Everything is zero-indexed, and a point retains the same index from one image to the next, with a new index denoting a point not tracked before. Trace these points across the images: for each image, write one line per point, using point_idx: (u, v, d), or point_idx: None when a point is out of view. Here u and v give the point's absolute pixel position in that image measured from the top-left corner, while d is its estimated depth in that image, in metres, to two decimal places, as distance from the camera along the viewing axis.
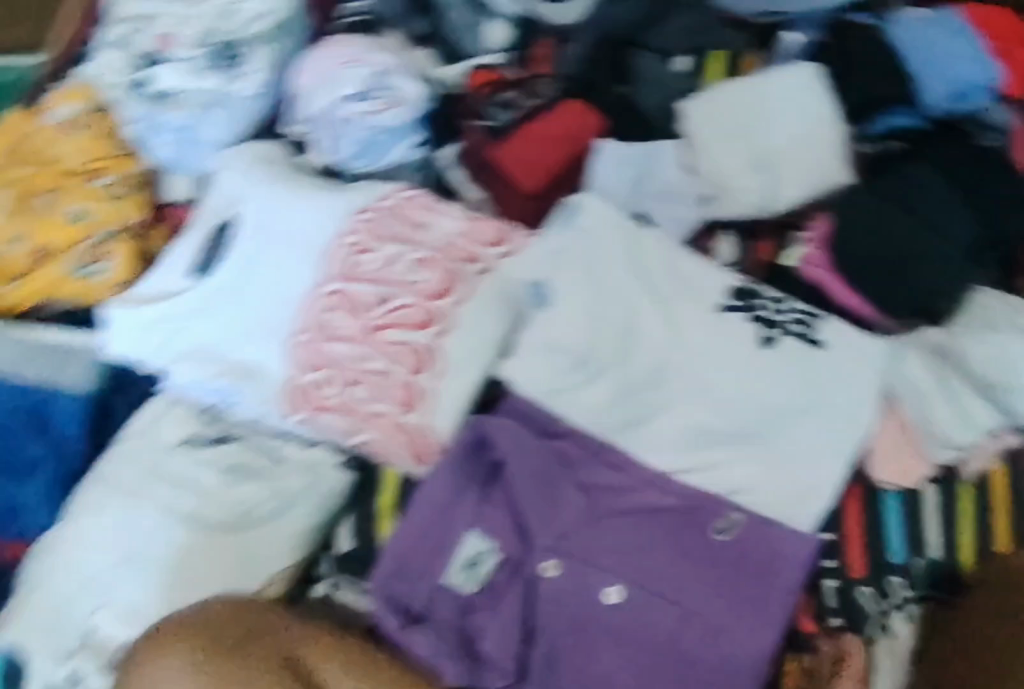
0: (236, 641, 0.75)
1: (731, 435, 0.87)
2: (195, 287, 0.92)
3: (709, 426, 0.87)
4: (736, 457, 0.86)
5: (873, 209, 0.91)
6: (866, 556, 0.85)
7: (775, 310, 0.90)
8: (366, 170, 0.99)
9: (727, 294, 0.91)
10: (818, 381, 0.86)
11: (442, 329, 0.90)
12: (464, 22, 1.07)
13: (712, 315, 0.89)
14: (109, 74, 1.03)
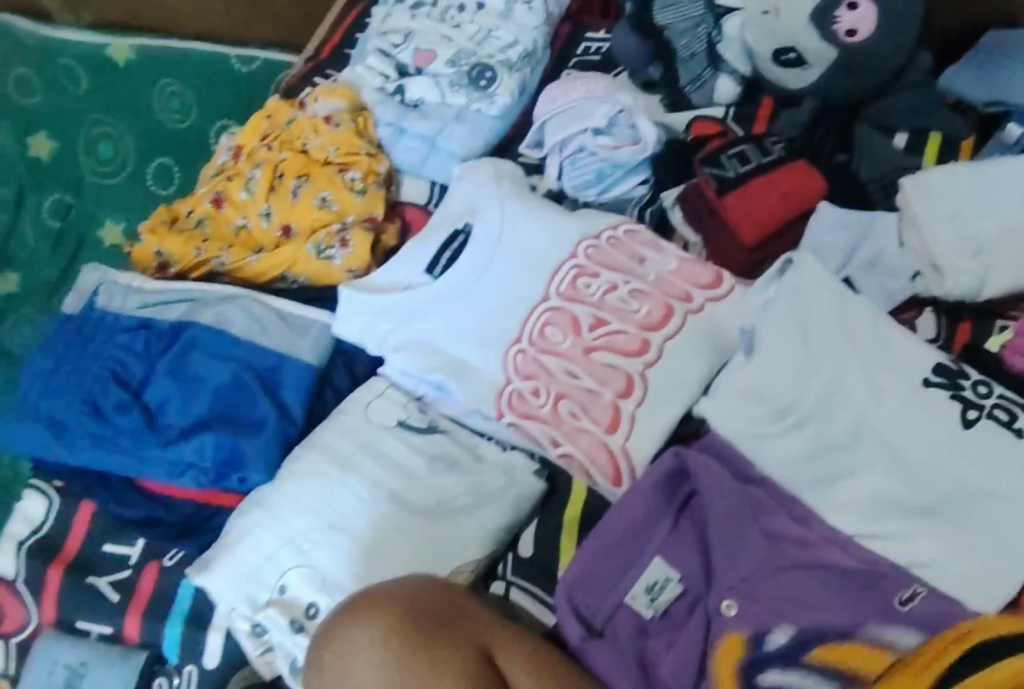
0: (434, 628, 0.71)
1: (920, 510, 0.80)
2: (430, 283, 0.92)
3: (900, 498, 0.81)
4: (921, 532, 0.79)
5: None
6: None
7: (982, 394, 0.83)
8: (592, 201, 0.99)
9: (934, 370, 0.84)
10: (1015, 468, 0.79)
11: (653, 360, 0.88)
12: (692, 76, 1.09)
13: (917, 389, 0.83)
14: (369, 79, 1.05)
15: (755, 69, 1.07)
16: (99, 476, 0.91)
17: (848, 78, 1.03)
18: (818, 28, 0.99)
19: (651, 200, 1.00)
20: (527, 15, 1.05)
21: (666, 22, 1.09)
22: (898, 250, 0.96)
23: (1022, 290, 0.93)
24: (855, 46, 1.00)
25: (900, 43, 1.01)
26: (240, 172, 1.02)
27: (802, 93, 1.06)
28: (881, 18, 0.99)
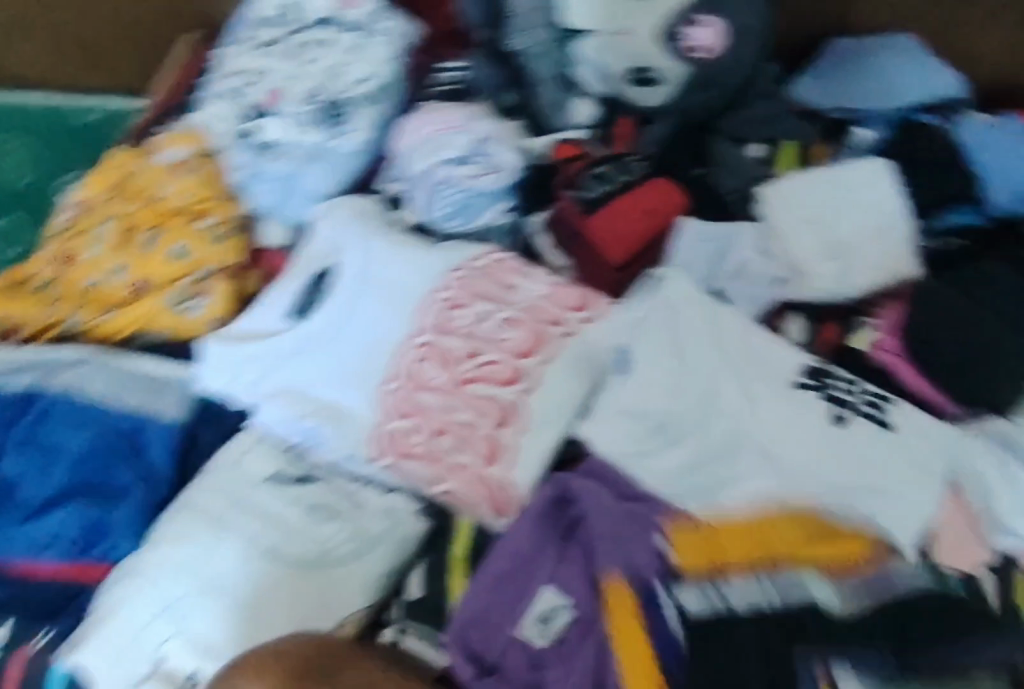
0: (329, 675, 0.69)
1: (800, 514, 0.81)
2: (294, 328, 0.89)
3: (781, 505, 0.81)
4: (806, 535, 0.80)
5: (948, 299, 0.89)
6: None
7: (849, 391, 0.85)
8: (457, 231, 0.96)
9: (803, 373, 0.86)
10: (885, 461, 0.81)
11: (528, 387, 0.87)
12: (552, 99, 1.10)
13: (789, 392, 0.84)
14: (220, 124, 1.03)
15: (614, 92, 1.09)
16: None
17: (701, 94, 1.06)
18: (668, 48, 1.03)
19: (516, 226, 0.99)
20: (379, 49, 1.04)
21: (519, 47, 1.08)
22: (760, 259, 0.99)
23: (882, 287, 0.96)
24: (705, 62, 1.03)
25: (748, 58, 1.05)
26: (88, 227, 0.97)
27: (658, 112, 1.08)
28: (731, 34, 1.03)
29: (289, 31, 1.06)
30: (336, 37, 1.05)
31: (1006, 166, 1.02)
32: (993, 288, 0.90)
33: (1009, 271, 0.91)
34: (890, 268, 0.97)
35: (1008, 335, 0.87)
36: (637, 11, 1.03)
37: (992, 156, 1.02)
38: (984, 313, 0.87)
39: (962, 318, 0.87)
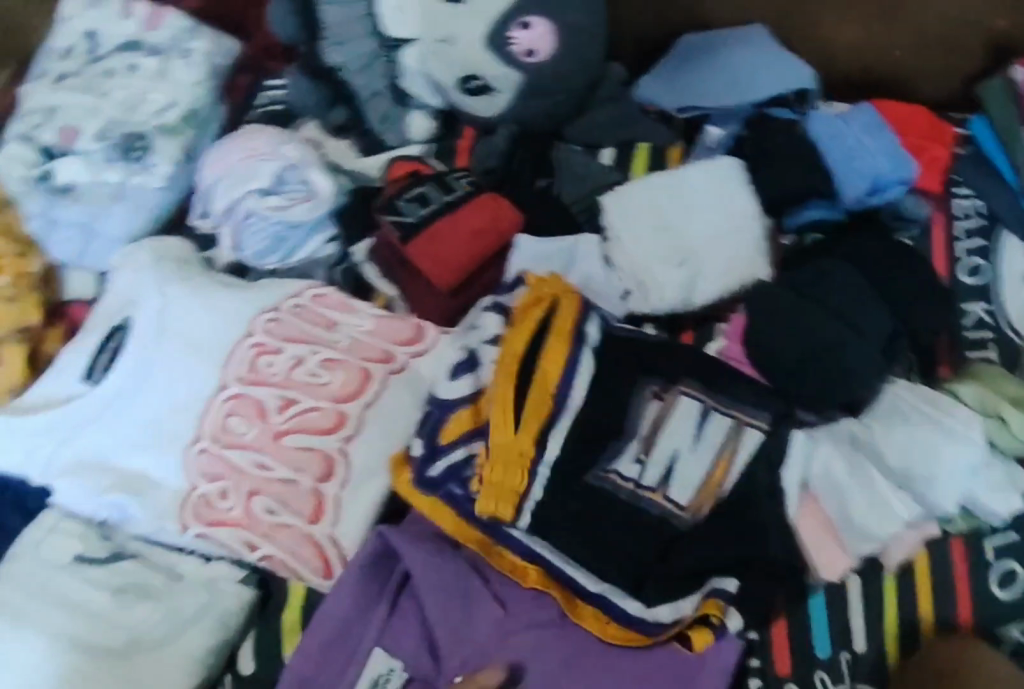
0: None
1: (651, 556, 0.77)
2: (88, 392, 0.81)
3: (626, 548, 0.77)
4: (655, 576, 0.76)
5: (786, 300, 0.83)
6: (792, 655, 0.76)
7: (701, 394, 0.82)
8: (278, 269, 0.90)
9: (650, 383, 0.83)
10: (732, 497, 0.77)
11: (353, 433, 0.81)
12: (384, 114, 1.03)
13: (631, 405, 0.82)
14: (9, 169, 0.93)
15: (448, 103, 1.03)
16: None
17: (537, 101, 1.00)
18: (496, 53, 0.96)
19: (343, 256, 0.92)
20: (183, 73, 0.97)
21: (337, 61, 1.01)
22: (604, 271, 0.94)
23: (733, 292, 0.91)
24: (537, 67, 0.97)
25: (585, 61, 0.99)
26: None
27: (494, 122, 1.02)
28: (559, 34, 0.96)
29: (86, 61, 0.98)
30: (137, 63, 0.97)
31: (855, 155, 0.97)
32: (832, 286, 0.84)
33: (851, 268, 0.86)
34: (738, 273, 0.91)
35: (848, 336, 0.81)
36: (456, 17, 0.95)
37: (839, 147, 0.98)
38: (821, 312, 0.82)
39: (800, 320, 0.82)
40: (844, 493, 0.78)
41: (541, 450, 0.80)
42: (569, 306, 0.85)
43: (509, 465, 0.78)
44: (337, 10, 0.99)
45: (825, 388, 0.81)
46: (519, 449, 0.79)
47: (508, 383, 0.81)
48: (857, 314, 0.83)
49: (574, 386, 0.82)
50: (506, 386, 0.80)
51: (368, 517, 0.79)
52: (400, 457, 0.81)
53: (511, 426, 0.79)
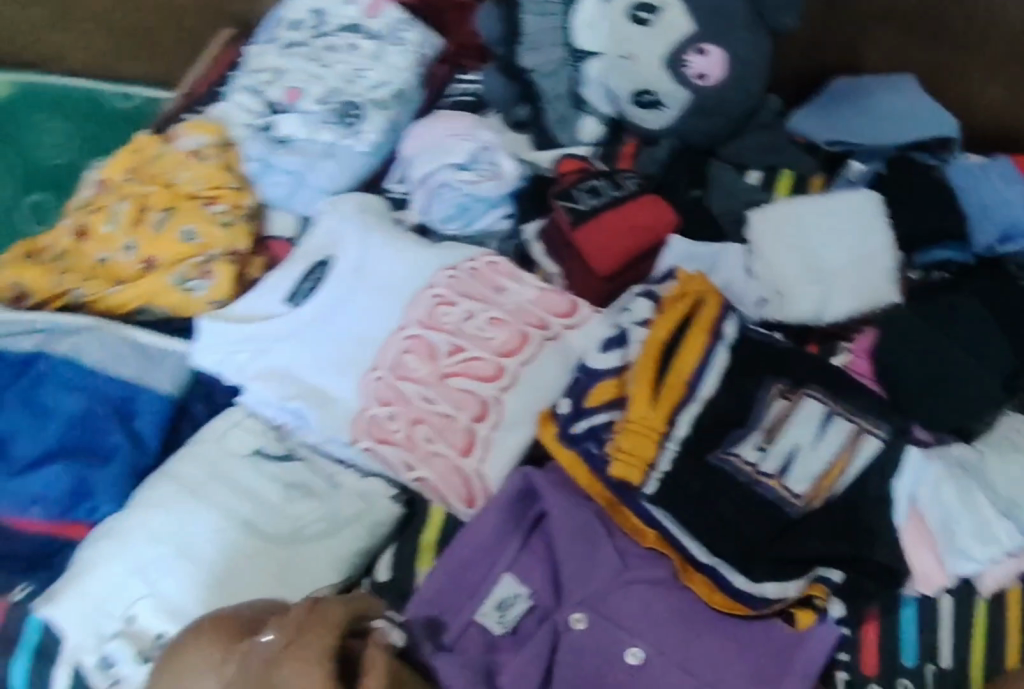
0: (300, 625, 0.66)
1: (767, 537, 0.84)
2: (292, 312, 0.92)
3: (743, 528, 0.84)
4: (771, 554, 0.83)
5: (917, 329, 0.93)
6: (879, 657, 0.83)
7: (828, 402, 0.88)
8: (455, 234, 1.02)
9: (782, 387, 0.89)
10: (851, 500, 0.85)
11: (509, 384, 0.91)
12: (561, 116, 1.14)
13: (765, 404, 0.88)
14: (240, 116, 1.07)
15: (617, 112, 1.13)
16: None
17: (703, 121, 1.09)
18: (671, 73, 1.06)
19: (513, 233, 1.03)
20: (396, 58, 1.10)
21: (531, 64, 1.13)
22: (745, 280, 1.02)
23: (862, 312, 0.99)
24: (706, 90, 1.07)
25: (750, 89, 1.08)
26: (104, 205, 1.01)
27: (660, 134, 1.12)
28: (730, 64, 1.06)
29: (313, 35, 1.12)
30: (357, 43, 1.11)
31: (990, 205, 1.04)
32: (959, 320, 0.93)
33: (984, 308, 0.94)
34: (870, 294, 0.98)
35: (966, 364, 0.91)
36: (642, 37, 1.05)
37: (975, 196, 1.05)
38: (950, 343, 0.92)
39: (926, 348, 0.92)
40: (947, 513, 0.85)
41: (671, 428, 0.87)
42: (710, 304, 0.92)
43: (641, 436, 0.86)
44: (535, 19, 1.11)
45: (946, 412, 0.90)
46: (651, 425, 0.86)
47: (649, 364, 0.88)
48: (980, 348, 0.92)
49: (706, 377, 0.89)
50: (647, 367, 0.88)
51: (509, 463, 0.88)
52: (546, 413, 0.90)
53: (648, 403, 0.87)
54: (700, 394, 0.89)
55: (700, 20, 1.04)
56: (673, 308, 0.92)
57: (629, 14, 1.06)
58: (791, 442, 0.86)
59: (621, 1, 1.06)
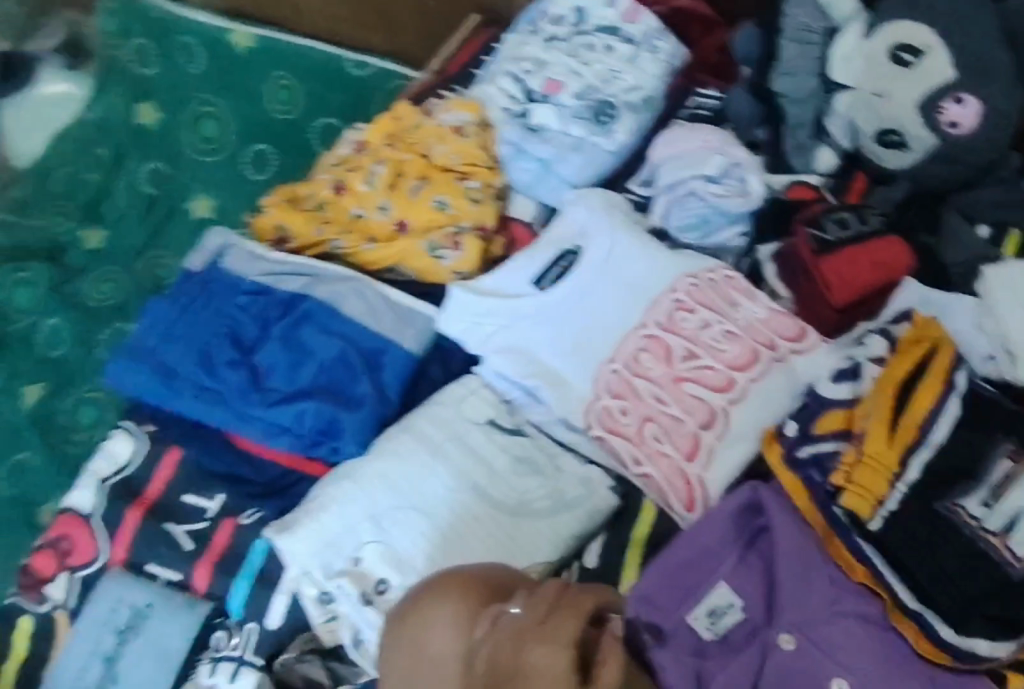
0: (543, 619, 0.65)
1: (982, 593, 0.82)
2: (538, 294, 0.95)
3: (959, 581, 0.82)
4: (984, 613, 0.81)
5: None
6: None
7: None
8: (693, 244, 1.03)
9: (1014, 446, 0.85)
10: None
11: (737, 398, 0.92)
12: (798, 144, 1.15)
13: (993, 460, 0.85)
14: (500, 100, 1.11)
15: (856, 147, 1.13)
16: (196, 424, 0.93)
17: (947, 168, 1.08)
18: (923, 115, 1.05)
19: (747, 251, 1.05)
20: (651, 64, 1.13)
21: (782, 88, 1.13)
22: (975, 331, 1.00)
23: None
24: (956, 139, 1.05)
25: (998, 141, 1.06)
26: (362, 165, 1.06)
27: (896, 174, 1.11)
28: (987, 117, 1.04)
29: (572, 31, 1.16)
30: (614, 45, 1.13)
31: None
32: None
33: None
34: None
35: None
36: (897, 77, 1.05)
37: None
38: None
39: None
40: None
41: (905, 469, 0.85)
42: (946, 352, 0.89)
43: (875, 474, 0.85)
44: (794, 46, 1.12)
45: None
46: (885, 465, 0.84)
47: (887, 403, 0.86)
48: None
49: (940, 423, 0.86)
50: (885, 405, 0.86)
51: (728, 475, 0.89)
52: (772, 432, 0.91)
53: (885, 441, 0.85)
54: (932, 439, 0.86)
55: (963, 68, 1.03)
56: (910, 351, 0.90)
57: (890, 53, 1.06)
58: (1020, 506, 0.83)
59: (883, 40, 1.06)
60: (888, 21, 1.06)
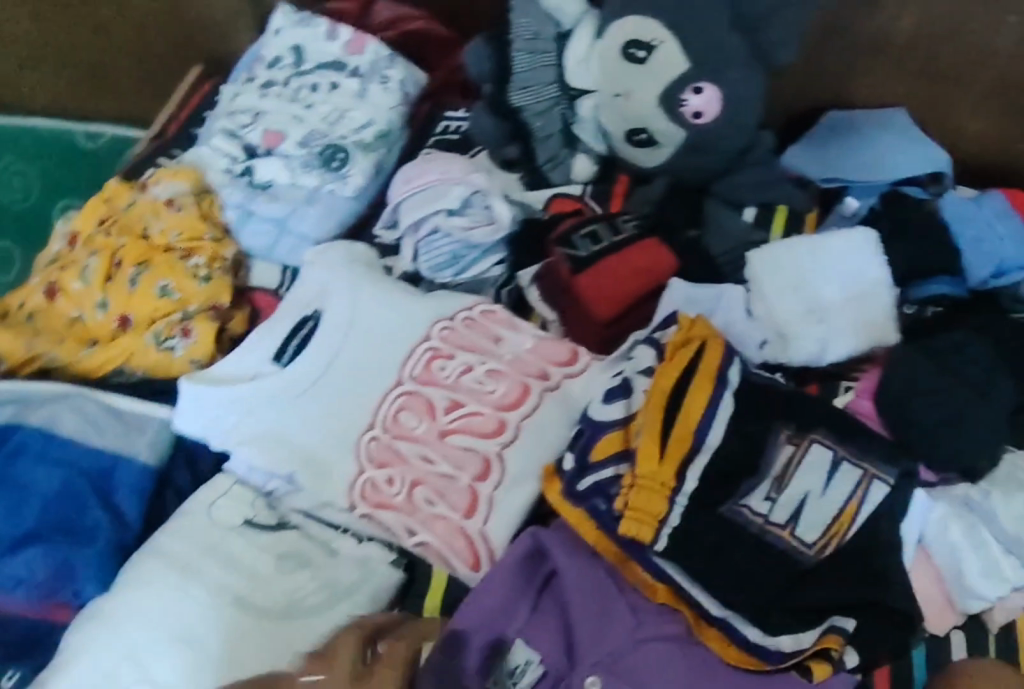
0: None
1: (784, 590, 0.81)
2: (279, 371, 0.93)
3: (755, 580, 0.81)
4: (790, 616, 0.80)
5: (932, 376, 0.88)
6: None
7: (836, 447, 0.85)
8: (448, 281, 1.00)
9: (788, 436, 0.85)
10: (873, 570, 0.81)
11: (510, 440, 0.89)
12: (550, 154, 1.11)
13: (773, 451, 0.85)
14: (217, 163, 1.07)
15: (611, 150, 1.10)
16: None
17: (698, 158, 1.07)
18: (666, 111, 1.03)
19: (507, 279, 1.01)
20: (382, 96, 1.08)
21: (521, 102, 1.09)
22: (744, 320, 0.99)
23: (859, 351, 0.98)
24: (701, 128, 1.04)
25: (744, 125, 1.05)
26: (75, 260, 1.03)
27: (654, 171, 1.09)
28: (727, 103, 1.03)
29: (292, 74, 1.10)
30: (339, 82, 1.09)
31: (984, 242, 1.02)
32: (966, 366, 0.88)
33: (991, 348, 0.91)
34: (871, 333, 0.98)
35: (972, 404, 0.87)
36: (633, 75, 1.03)
37: (971, 227, 1.03)
38: (973, 398, 0.87)
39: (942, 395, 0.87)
40: (956, 545, 0.84)
41: (681, 482, 0.83)
42: (714, 347, 0.88)
43: (651, 493, 0.83)
44: (526, 57, 1.08)
45: (964, 453, 0.86)
46: (662, 481, 0.83)
47: (655, 418, 0.85)
48: (992, 384, 0.88)
49: (714, 425, 0.85)
50: (653, 421, 0.84)
51: (516, 518, 0.87)
52: (551, 468, 0.88)
53: (656, 458, 0.83)
54: (709, 443, 0.85)
55: (696, 57, 1.01)
56: (678, 355, 0.88)
57: (622, 53, 1.03)
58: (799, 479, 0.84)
59: (612, 39, 1.04)
60: (615, 19, 1.04)
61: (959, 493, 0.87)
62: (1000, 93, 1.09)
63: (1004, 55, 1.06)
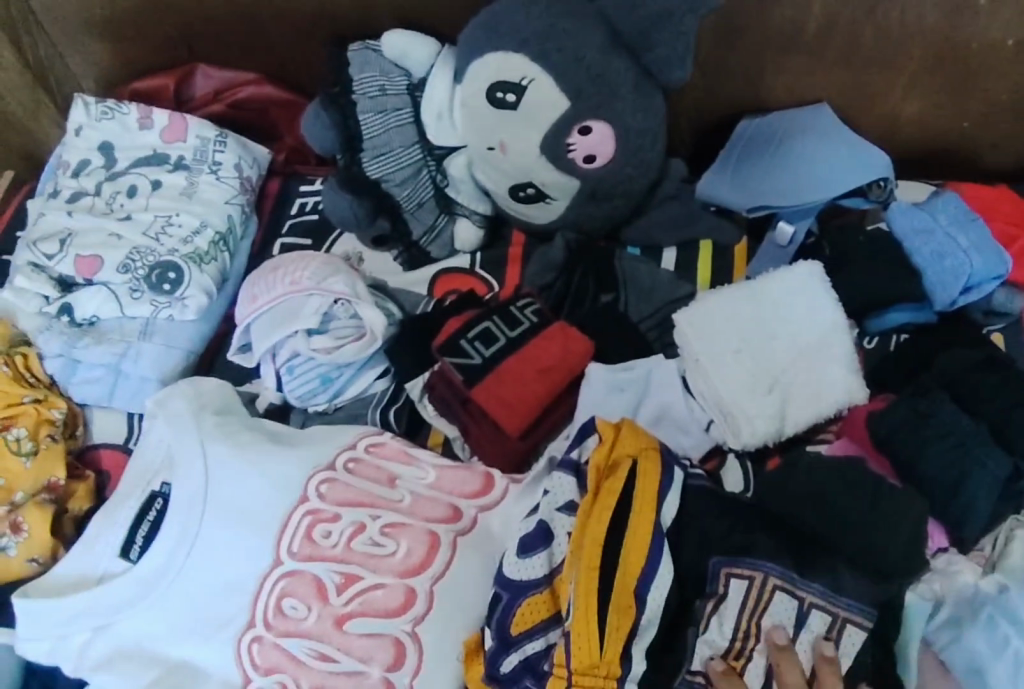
0: None
1: None
2: (129, 570, 0.76)
3: None
4: None
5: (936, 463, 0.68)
6: None
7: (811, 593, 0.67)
8: (327, 409, 0.85)
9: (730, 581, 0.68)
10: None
11: (422, 614, 0.72)
12: (428, 224, 0.94)
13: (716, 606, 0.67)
14: (24, 304, 0.88)
15: (497, 208, 0.94)
16: None
17: (598, 206, 0.91)
18: (552, 161, 0.85)
19: (394, 395, 0.86)
20: (213, 191, 0.92)
21: (376, 173, 0.92)
22: (684, 401, 0.82)
23: (827, 416, 0.81)
24: (596, 173, 0.87)
25: (647, 160, 0.89)
26: None
27: (551, 227, 0.93)
28: (620, 137, 0.85)
29: (102, 180, 0.93)
30: (159, 180, 0.92)
31: (946, 256, 0.86)
32: (934, 441, 0.74)
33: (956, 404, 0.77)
34: (836, 393, 0.80)
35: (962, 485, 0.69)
36: (505, 123, 0.84)
37: (928, 242, 0.87)
38: (941, 451, 0.74)
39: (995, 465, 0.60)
40: (974, 653, 0.65)
41: (628, 665, 0.65)
42: (647, 470, 0.70)
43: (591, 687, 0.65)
44: (374, 117, 0.91)
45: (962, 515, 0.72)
46: (604, 672, 0.65)
47: (588, 587, 0.66)
48: (971, 461, 0.73)
49: (657, 580, 0.67)
50: (587, 591, 0.65)
51: None
52: (475, 642, 0.70)
53: (595, 646, 0.64)
54: (654, 604, 0.66)
55: (575, 93, 0.82)
56: (607, 488, 0.69)
57: (487, 96, 0.84)
58: (774, 635, 0.66)
59: (476, 82, 0.85)
60: (472, 59, 0.85)
61: (967, 583, 0.68)
62: (936, 71, 0.94)
63: (934, 30, 0.90)
